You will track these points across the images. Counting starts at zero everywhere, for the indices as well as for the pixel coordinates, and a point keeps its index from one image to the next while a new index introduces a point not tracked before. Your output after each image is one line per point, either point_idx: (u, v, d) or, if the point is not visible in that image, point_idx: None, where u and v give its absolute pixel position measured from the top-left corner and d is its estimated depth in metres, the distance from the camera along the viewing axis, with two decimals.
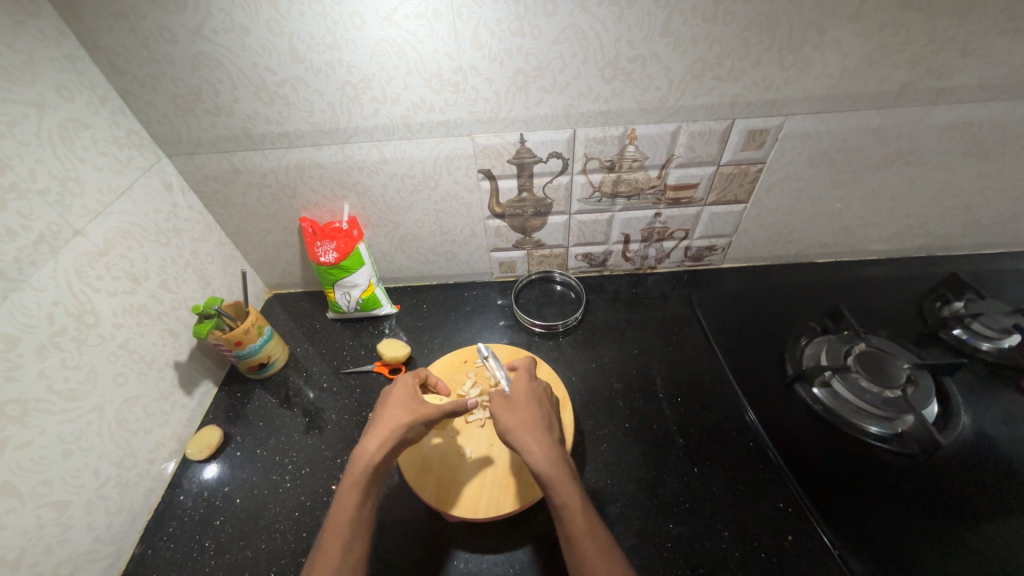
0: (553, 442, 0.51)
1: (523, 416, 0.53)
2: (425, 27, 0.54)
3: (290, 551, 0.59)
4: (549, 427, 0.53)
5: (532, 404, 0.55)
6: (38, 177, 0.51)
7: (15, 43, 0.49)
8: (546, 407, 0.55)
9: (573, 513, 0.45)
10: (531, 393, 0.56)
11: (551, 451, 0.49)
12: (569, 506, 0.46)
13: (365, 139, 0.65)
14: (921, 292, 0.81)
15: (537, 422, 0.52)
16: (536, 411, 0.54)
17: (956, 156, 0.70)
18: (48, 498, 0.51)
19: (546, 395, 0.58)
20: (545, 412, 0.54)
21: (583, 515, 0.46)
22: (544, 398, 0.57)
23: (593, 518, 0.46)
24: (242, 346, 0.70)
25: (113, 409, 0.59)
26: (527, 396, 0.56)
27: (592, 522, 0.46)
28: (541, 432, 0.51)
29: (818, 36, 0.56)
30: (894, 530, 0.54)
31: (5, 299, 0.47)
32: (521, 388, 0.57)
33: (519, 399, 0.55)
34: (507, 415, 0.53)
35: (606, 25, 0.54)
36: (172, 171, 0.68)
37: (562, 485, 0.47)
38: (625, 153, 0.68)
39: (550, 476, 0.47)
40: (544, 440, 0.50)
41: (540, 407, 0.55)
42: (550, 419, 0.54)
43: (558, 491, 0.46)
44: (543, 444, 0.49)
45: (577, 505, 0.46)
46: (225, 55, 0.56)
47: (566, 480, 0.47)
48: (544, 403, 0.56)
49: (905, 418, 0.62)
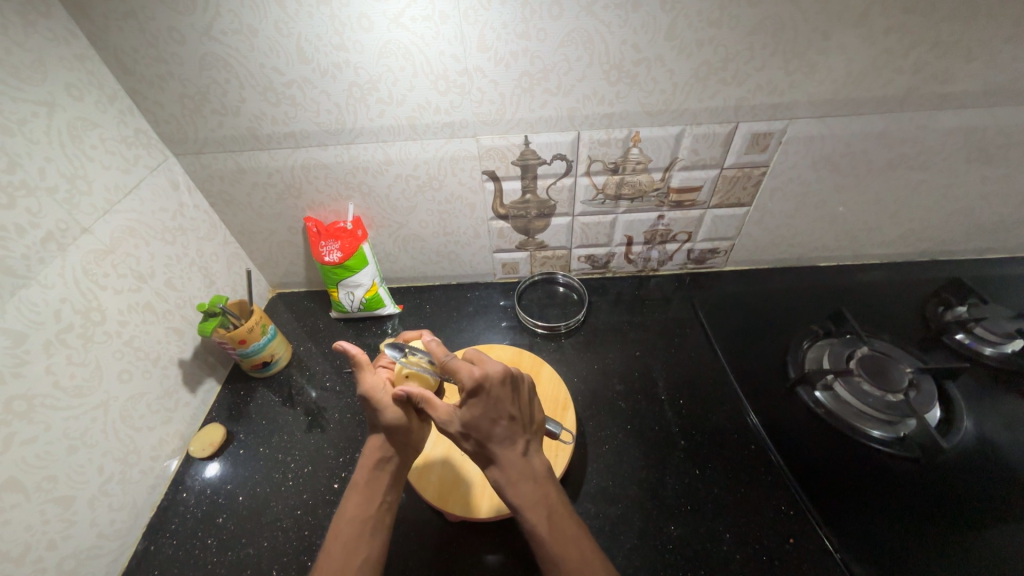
0: (516, 461, 0.48)
1: (478, 439, 0.49)
2: (431, 29, 0.54)
3: (292, 549, 0.59)
4: (509, 443, 0.49)
5: (483, 421, 0.49)
6: (47, 175, 0.51)
7: (26, 43, 0.49)
8: (503, 418, 0.49)
9: (541, 540, 0.45)
10: (480, 407, 0.49)
11: (514, 473, 0.48)
12: (536, 533, 0.45)
13: (370, 139, 0.65)
14: (924, 297, 0.81)
15: (495, 443, 0.48)
16: (491, 431, 0.48)
17: (959, 162, 0.70)
18: (53, 494, 0.51)
19: (503, 400, 0.49)
20: (504, 426, 0.49)
21: (554, 542, 0.45)
22: (504, 407, 0.49)
23: (564, 540, 0.45)
24: (245, 345, 0.71)
25: (118, 406, 0.59)
26: (477, 412, 0.49)
27: (562, 547, 0.44)
28: (503, 454, 0.48)
29: (822, 41, 0.56)
30: (898, 535, 0.54)
31: (13, 296, 0.48)
32: (468, 402, 0.49)
33: (469, 416, 0.49)
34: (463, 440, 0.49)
35: (612, 28, 0.55)
36: (178, 170, 0.69)
37: (529, 510, 0.46)
38: (629, 155, 0.68)
39: (518, 502, 0.47)
40: (506, 460, 0.48)
41: (495, 422, 0.49)
42: (508, 433, 0.49)
43: (527, 517, 0.46)
44: (504, 468, 0.48)
45: (546, 529, 0.45)
46: (234, 56, 0.57)
47: (534, 504, 0.47)
48: (500, 412, 0.49)
49: (907, 422, 0.62)
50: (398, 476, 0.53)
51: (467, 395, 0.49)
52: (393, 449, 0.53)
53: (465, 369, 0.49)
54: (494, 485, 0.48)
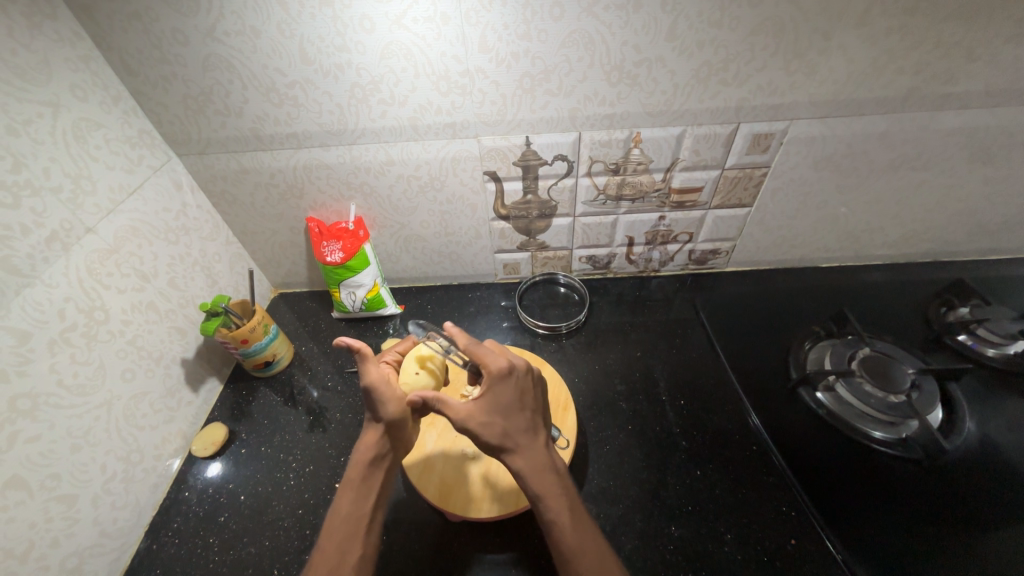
0: (538, 450, 0.48)
1: (502, 429, 0.48)
2: (433, 30, 0.55)
3: (293, 548, 0.60)
4: (532, 431, 0.49)
5: (509, 410, 0.49)
6: (51, 175, 0.52)
7: (31, 44, 0.49)
8: (527, 409, 0.50)
9: (562, 529, 0.45)
10: (507, 395, 0.49)
11: (537, 462, 0.48)
12: (557, 522, 0.45)
13: (372, 140, 0.65)
14: (926, 298, 0.81)
15: (518, 432, 0.48)
16: (515, 420, 0.49)
17: (961, 162, 0.70)
18: (56, 492, 0.52)
19: (527, 390, 0.51)
20: (527, 416, 0.49)
21: (575, 530, 0.45)
22: (528, 399, 0.50)
23: (582, 528, 0.46)
24: (247, 344, 0.71)
25: (121, 405, 0.60)
26: (503, 400, 0.49)
27: (581, 536, 0.45)
28: (524, 443, 0.48)
29: (823, 42, 0.56)
30: (899, 536, 0.54)
31: (17, 295, 0.48)
32: (494, 391, 0.49)
33: (494, 405, 0.49)
34: (486, 430, 0.47)
35: (613, 29, 0.55)
36: (181, 171, 0.69)
37: (551, 499, 0.46)
38: (630, 156, 0.68)
39: (540, 491, 0.46)
40: (529, 449, 0.48)
41: (519, 411, 0.49)
42: (531, 424, 0.49)
43: (549, 506, 0.46)
44: (528, 456, 0.48)
45: (567, 519, 0.45)
46: (237, 57, 0.57)
47: (555, 494, 0.46)
48: (524, 402, 0.50)
49: (910, 423, 0.62)
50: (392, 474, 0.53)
51: (494, 383, 0.49)
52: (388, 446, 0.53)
53: (494, 358, 0.50)
54: (514, 474, 0.47)
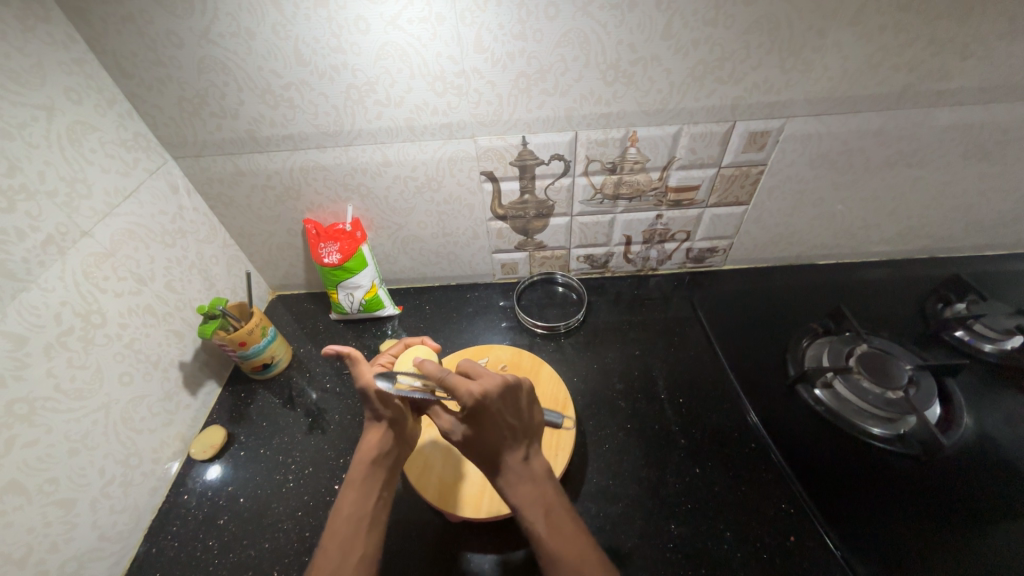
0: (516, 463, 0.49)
1: (479, 445, 0.50)
2: (428, 31, 0.55)
3: (293, 550, 0.59)
4: (510, 445, 0.49)
5: (483, 430, 0.49)
6: (46, 179, 0.52)
7: (25, 47, 0.49)
8: (504, 425, 0.49)
9: (540, 537, 0.45)
10: (481, 418, 0.48)
11: (514, 474, 0.48)
12: (535, 529, 0.45)
13: (368, 141, 0.65)
14: (923, 294, 0.81)
15: (494, 446, 0.49)
16: (490, 438, 0.49)
17: (956, 159, 0.70)
18: (54, 496, 0.51)
19: (503, 410, 0.49)
20: (505, 430, 0.49)
21: (554, 537, 0.45)
22: (505, 415, 0.49)
23: (564, 534, 0.45)
24: (246, 347, 0.71)
25: (118, 408, 0.59)
26: (477, 424, 0.49)
27: (563, 542, 0.44)
28: (501, 457, 0.49)
29: (818, 39, 0.56)
30: (898, 531, 0.54)
31: (13, 299, 0.48)
32: (467, 415, 0.49)
33: (468, 425, 0.50)
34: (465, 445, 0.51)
35: (608, 28, 0.55)
36: (178, 173, 0.69)
37: (529, 508, 0.46)
38: (626, 155, 0.68)
39: (518, 500, 0.47)
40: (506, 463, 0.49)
41: (496, 429, 0.49)
42: (509, 438, 0.49)
43: (527, 516, 0.46)
44: (504, 469, 0.49)
45: (546, 528, 0.45)
46: (231, 58, 0.57)
47: (532, 502, 0.47)
48: (500, 421, 0.49)
49: (907, 419, 0.62)
50: (394, 474, 0.54)
51: (467, 411, 0.48)
52: (388, 445, 0.54)
53: (462, 386, 0.48)
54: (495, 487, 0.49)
